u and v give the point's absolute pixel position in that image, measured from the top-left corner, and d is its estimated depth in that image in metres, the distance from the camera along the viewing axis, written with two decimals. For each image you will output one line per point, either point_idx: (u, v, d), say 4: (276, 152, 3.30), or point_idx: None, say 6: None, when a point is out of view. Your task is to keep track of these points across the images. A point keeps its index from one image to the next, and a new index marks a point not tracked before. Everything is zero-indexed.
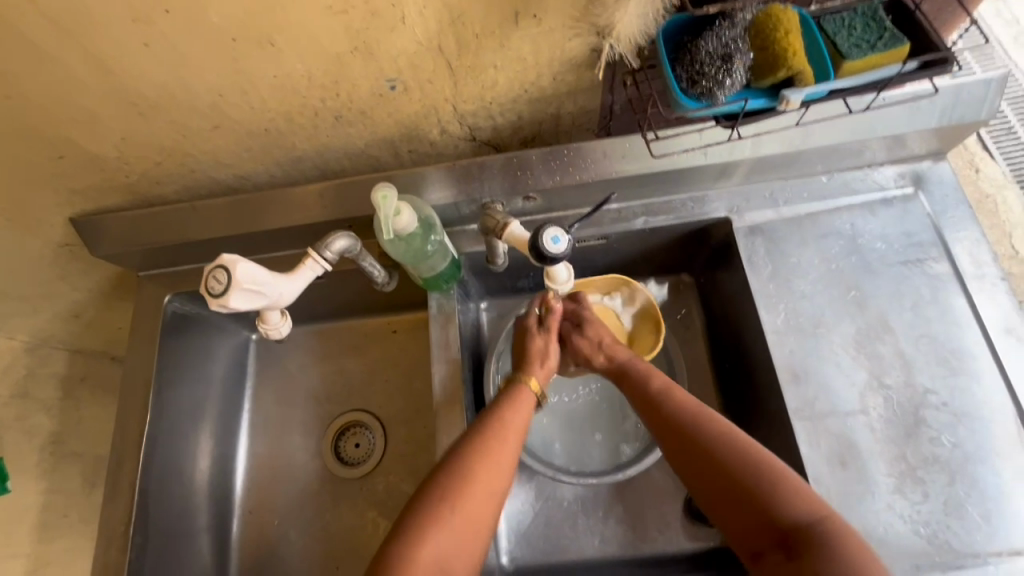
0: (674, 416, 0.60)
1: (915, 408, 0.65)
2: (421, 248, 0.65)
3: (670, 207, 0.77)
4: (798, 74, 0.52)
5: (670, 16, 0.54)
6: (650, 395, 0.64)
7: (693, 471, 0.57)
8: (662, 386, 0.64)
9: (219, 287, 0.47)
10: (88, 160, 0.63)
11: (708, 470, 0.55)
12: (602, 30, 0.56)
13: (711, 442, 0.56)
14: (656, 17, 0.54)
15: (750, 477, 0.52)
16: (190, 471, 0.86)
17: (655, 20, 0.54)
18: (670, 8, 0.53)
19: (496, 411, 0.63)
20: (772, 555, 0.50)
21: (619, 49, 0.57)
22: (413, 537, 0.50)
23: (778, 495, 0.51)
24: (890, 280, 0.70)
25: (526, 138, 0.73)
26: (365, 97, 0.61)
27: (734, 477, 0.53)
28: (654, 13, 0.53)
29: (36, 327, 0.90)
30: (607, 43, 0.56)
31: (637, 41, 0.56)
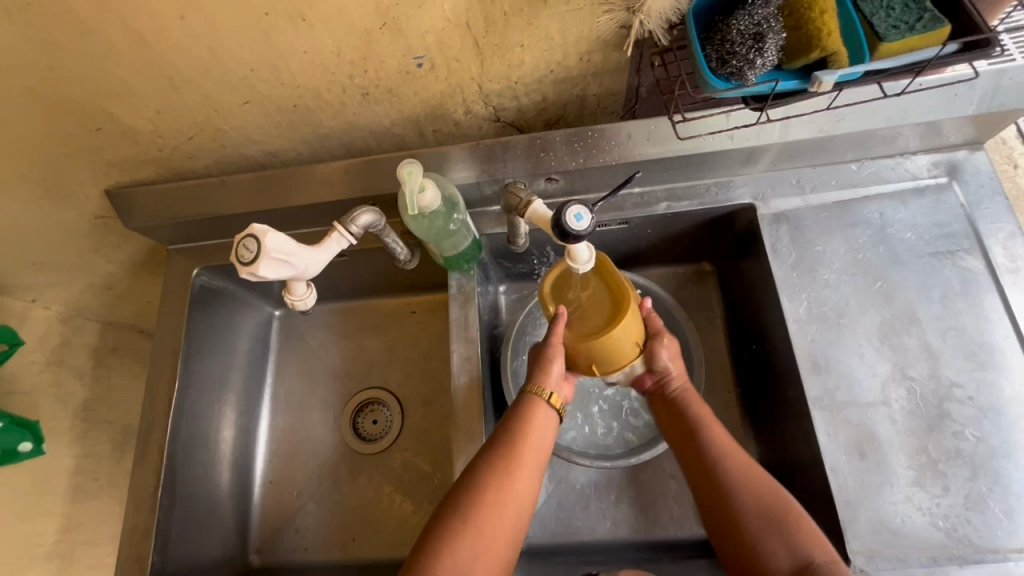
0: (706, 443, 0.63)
1: (939, 401, 0.63)
2: (444, 227, 0.66)
3: (694, 192, 0.76)
4: (832, 55, 0.51)
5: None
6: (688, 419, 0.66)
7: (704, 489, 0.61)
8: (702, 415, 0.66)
9: (248, 256, 0.48)
10: (124, 132, 0.65)
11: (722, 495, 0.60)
12: (633, 5, 0.54)
13: (737, 478, 0.60)
14: None
15: (771, 518, 0.56)
16: (215, 440, 0.88)
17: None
18: None
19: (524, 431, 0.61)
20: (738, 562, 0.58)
21: (649, 25, 0.56)
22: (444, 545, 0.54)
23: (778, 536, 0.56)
24: (918, 272, 0.69)
25: (549, 120, 0.73)
26: (392, 75, 0.61)
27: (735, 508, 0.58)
28: None
29: (71, 296, 0.93)
30: (637, 19, 0.54)
31: (669, 15, 0.54)
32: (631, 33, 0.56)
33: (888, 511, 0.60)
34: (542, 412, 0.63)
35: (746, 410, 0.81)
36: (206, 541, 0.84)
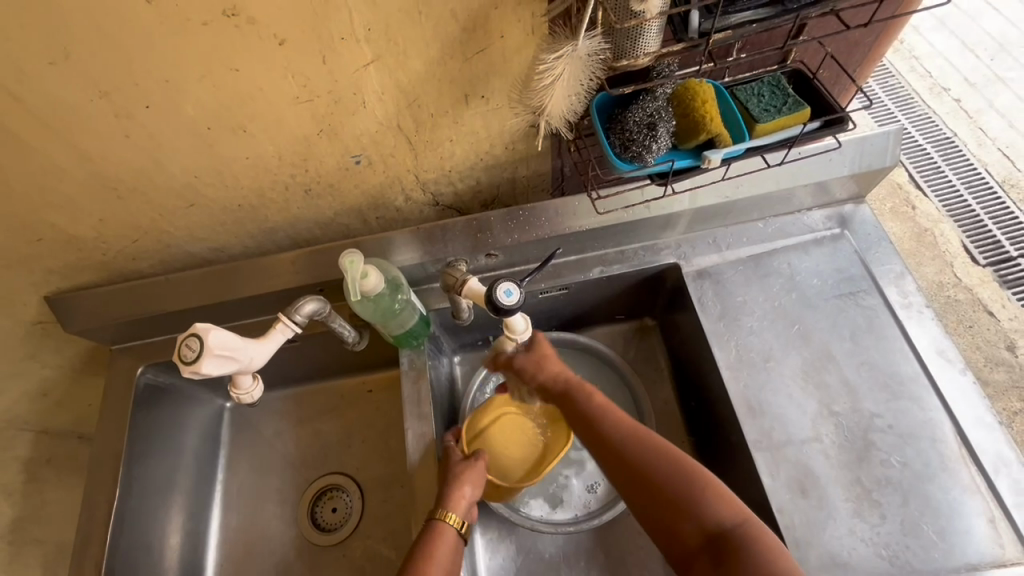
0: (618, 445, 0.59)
1: (864, 432, 0.68)
2: (389, 307, 0.68)
3: (624, 256, 0.83)
4: (716, 136, 0.59)
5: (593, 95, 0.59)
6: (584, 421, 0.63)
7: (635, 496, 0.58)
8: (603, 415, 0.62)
9: (191, 354, 0.48)
10: (66, 240, 0.66)
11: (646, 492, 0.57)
12: (535, 109, 0.61)
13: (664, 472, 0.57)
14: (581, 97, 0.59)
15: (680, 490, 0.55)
16: (161, 548, 0.83)
17: (580, 100, 0.59)
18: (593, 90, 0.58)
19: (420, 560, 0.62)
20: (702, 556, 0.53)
21: (553, 125, 0.60)
22: None
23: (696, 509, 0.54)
24: (829, 313, 0.76)
25: (485, 201, 0.79)
26: (333, 171, 0.66)
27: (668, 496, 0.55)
28: (579, 94, 0.58)
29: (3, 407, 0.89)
30: (540, 120, 0.59)
31: (567, 116, 0.60)
32: (538, 132, 0.61)
33: (834, 545, 0.62)
34: (446, 541, 0.64)
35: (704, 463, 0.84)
36: None
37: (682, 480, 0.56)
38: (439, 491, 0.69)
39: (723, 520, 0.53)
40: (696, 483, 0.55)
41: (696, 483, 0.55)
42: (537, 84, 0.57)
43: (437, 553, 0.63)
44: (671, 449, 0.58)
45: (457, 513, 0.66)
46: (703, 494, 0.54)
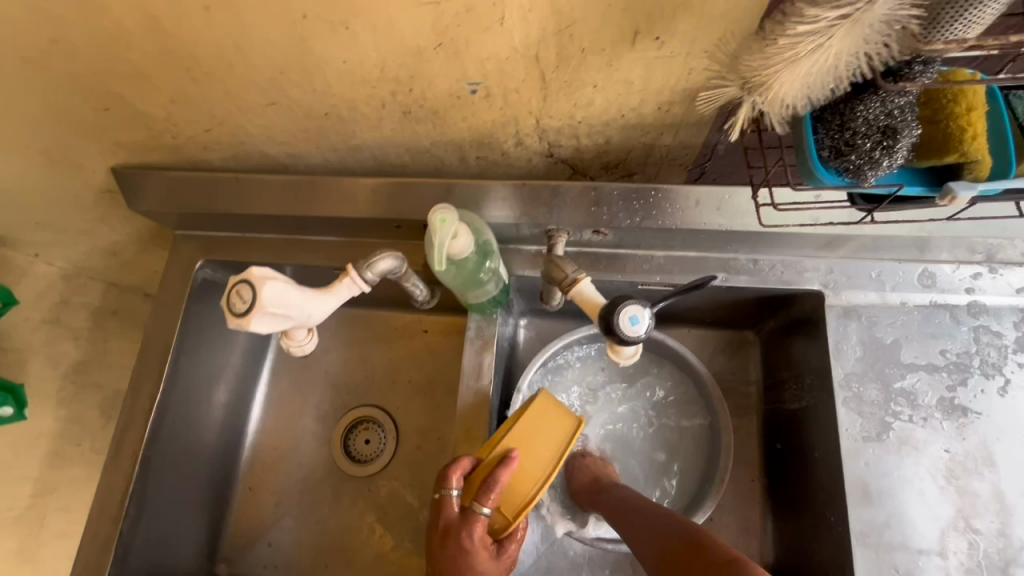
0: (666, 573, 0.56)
1: (1004, 563, 0.55)
2: (473, 276, 0.57)
3: (755, 267, 0.67)
4: (971, 162, 0.42)
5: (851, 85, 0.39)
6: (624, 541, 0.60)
7: None
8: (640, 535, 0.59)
9: (241, 307, 0.40)
10: (134, 115, 0.58)
11: None
12: (751, 83, 0.41)
13: None
14: (834, 84, 0.39)
15: None
16: (198, 442, 0.82)
17: (824, 88, 0.39)
18: (856, 77, 0.38)
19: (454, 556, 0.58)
20: None
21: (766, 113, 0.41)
22: None
23: None
24: (1003, 405, 0.60)
25: (607, 164, 0.65)
26: (441, 97, 0.53)
27: None
28: (834, 77, 0.38)
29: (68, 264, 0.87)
30: (752, 101, 0.40)
31: (793, 107, 0.41)
32: (738, 116, 0.42)
33: None
34: None
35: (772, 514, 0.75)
36: (179, 545, 0.79)
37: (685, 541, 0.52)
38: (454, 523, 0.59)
39: None
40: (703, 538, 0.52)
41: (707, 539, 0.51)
42: (773, 45, 0.38)
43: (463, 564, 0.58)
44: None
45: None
46: None
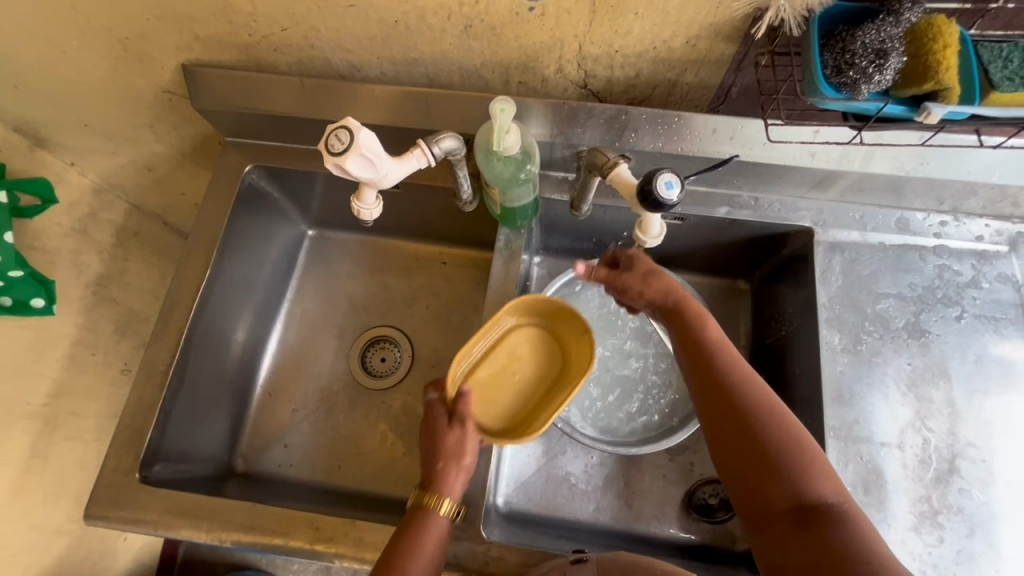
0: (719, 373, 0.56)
1: (951, 456, 0.64)
2: (514, 176, 0.65)
3: (756, 204, 0.76)
4: (944, 90, 0.51)
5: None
6: (691, 341, 0.60)
7: (743, 473, 0.51)
8: (718, 351, 0.58)
9: (339, 146, 0.47)
10: (221, 7, 0.64)
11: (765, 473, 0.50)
12: None
13: (789, 473, 0.49)
14: None
15: (780, 455, 0.50)
16: (229, 338, 0.88)
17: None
18: None
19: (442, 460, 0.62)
20: (781, 521, 0.49)
21: (787, 13, 0.53)
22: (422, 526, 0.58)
23: (787, 485, 0.49)
24: (960, 330, 0.69)
25: (633, 100, 0.73)
26: (501, 13, 0.61)
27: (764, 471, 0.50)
28: None
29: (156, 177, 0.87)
30: (778, 4, 0.52)
31: (809, 7, 0.52)
32: (765, 18, 0.54)
33: None
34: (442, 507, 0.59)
35: None
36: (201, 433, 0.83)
37: (784, 444, 0.51)
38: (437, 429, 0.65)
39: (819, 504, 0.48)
40: (801, 450, 0.50)
41: (807, 454, 0.50)
42: None
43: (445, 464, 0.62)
44: (764, 397, 0.54)
45: (450, 498, 0.60)
46: (812, 474, 0.49)
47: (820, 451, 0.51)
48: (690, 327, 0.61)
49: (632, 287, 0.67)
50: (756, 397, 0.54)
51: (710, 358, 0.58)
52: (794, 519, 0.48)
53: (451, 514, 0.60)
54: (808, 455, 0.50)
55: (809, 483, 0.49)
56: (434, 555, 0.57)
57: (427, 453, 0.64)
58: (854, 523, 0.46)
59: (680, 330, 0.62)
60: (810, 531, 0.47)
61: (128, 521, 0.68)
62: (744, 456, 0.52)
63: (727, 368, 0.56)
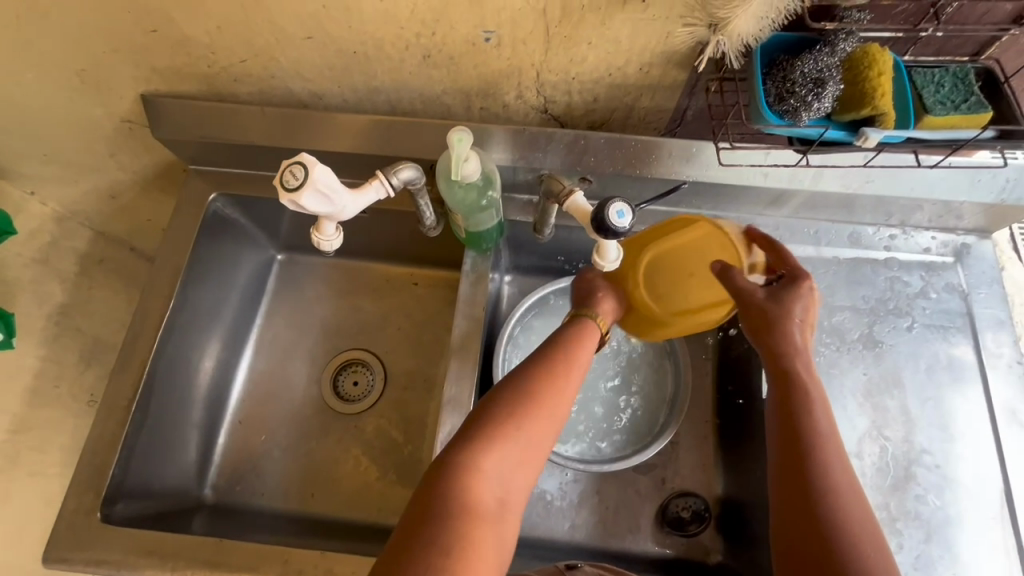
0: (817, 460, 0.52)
1: (907, 463, 0.66)
2: (476, 202, 0.66)
3: (715, 222, 0.78)
4: (881, 115, 0.53)
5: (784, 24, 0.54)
6: (793, 420, 0.54)
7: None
8: (823, 440, 0.53)
9: (294, 182, 0.48)
10: (179, 40, 0.65)
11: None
12: (715, 22, 0.55)
13: None
14: (773, 20, 0.53)
15: (857, 565, 0.46)
16: (196, 367, 0.86)
17: (769, 27, 0.54)
18: (788, 15, 0.53)
19: (563, 347, 0.60)
20: None
21: (727, 46, 0.56)
22: (494, 419, 0.52)
23: None
24: (912, 339, 0.72)
25: (593, 123, 0.75)
26: (458, 43, 0.62)
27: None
28: (772, 16, 0.53)
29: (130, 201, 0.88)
30: (717, 38, 0.55)
31: (747, 41, 0.55)
32: (706, 50, 0.57)
33: None
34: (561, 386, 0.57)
35: (725, 449, 0.85)
36: (167, 465, 0.81)
37: (863, 541, 0.48)
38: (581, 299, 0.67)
39: None
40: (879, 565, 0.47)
41: (885, 570, 0.47)
42: None
43: (579, 351, 0.60)
44: (855, 501, 0.50)
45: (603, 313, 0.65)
46: None
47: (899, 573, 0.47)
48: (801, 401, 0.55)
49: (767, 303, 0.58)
50: (843, 497, 0.50)
51: (810, 440, 0.53)
52: None
53: (602, 328, 0.63)
54: (868, 526, 0.49)
55: (864, 539, 0.48)
56: (583, 371, 0.59)
57: (580, 296, 0.67)
58: None
59: (780, 390, 0.56)
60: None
61: (90, 561, 0.66)
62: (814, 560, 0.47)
63: (834, 460, 0.52)
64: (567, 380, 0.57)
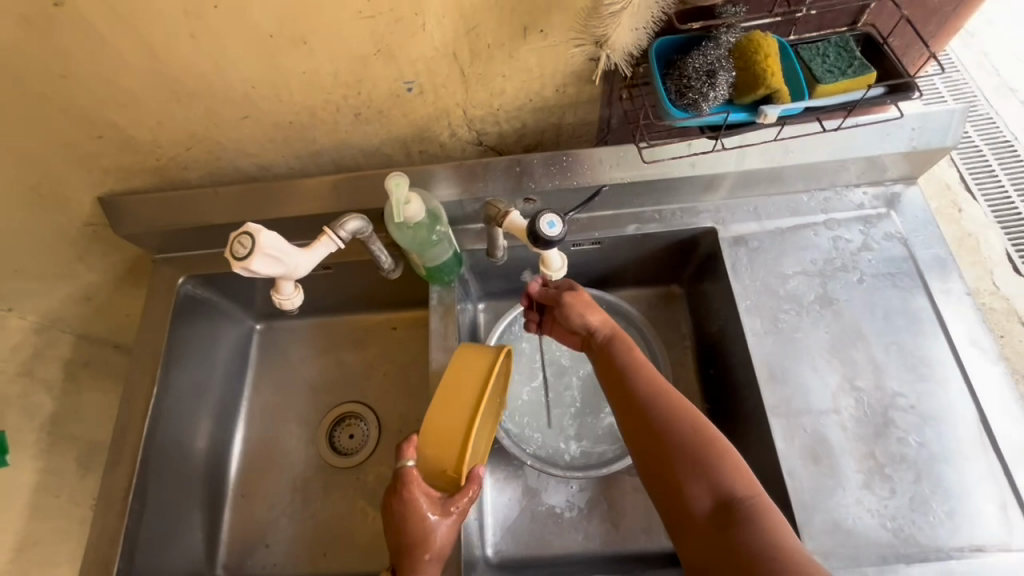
0: (640, 391, 0.63)
1: (884, 409, 0.68)
2: (427, 239, 0.69)
3: (661, 216, 0.82)
4: (775, 92, 0.58)
5: (656, 28, 0.59)
6: (612, 365, 0.67)
7: (660, 481, 0.58)
8: (645, 376, 0.64)
9: (242, 251, 0.50)
10: (125, 140, 0.69)
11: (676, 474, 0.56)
12: (598, 40, 0.60)
13: (702, 479, 0.55)
14: (645, 27, 0.59)
15: (694, 453, 0.56)
16: (190, 448, 0.87)
17: (647, 34, 0.60)
18: (657, 19, 0.58)
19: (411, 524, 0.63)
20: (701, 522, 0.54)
21: (614, 59, 0.61)
22: None
23: (700, 485, 0.55)
24: (865, 291, 0.75)
25: (528, 146, 0.79)
26: (384, 97, 0.67)
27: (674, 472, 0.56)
28: (643, 24, 0.58)
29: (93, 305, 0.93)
30: (603, 54, 0.60)
31: (630, 50, 0.61)
32: (599, 65, 0.62)
33: (840, 512, 0.63)
34: None
35: None
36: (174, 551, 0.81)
37: (688, 439, 0.58)
38: (401, 554, 0.63)
39: (734, 491, 0.54)
40: (710, 449, 0.56)
41: (714, 452, 0.56)
42: (602, 11, 0.57)
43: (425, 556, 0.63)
44: (697, 416, 0.60)
45: None
46: (715, 467, 0.55)
47: (727, 449, 0.57)
48: (617, 354, 0.68)
49: (574, 307, 0.72)
50: (674, 414, 0.60)
51: (635, 376, 0.64)
52: (713, 517, 0.54)
53: None
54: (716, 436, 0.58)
55: (714, 448, 0.57)
56: (439, 556, 0.63)
57: (399, 530, 0.63)
58: (760, 512, 0.52)
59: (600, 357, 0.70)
60: (727, 537, 0.52)
61: None
62: (662, 467, 0.58)
63: (643, 389, 0.63)
64: (423, 549, 0.62)
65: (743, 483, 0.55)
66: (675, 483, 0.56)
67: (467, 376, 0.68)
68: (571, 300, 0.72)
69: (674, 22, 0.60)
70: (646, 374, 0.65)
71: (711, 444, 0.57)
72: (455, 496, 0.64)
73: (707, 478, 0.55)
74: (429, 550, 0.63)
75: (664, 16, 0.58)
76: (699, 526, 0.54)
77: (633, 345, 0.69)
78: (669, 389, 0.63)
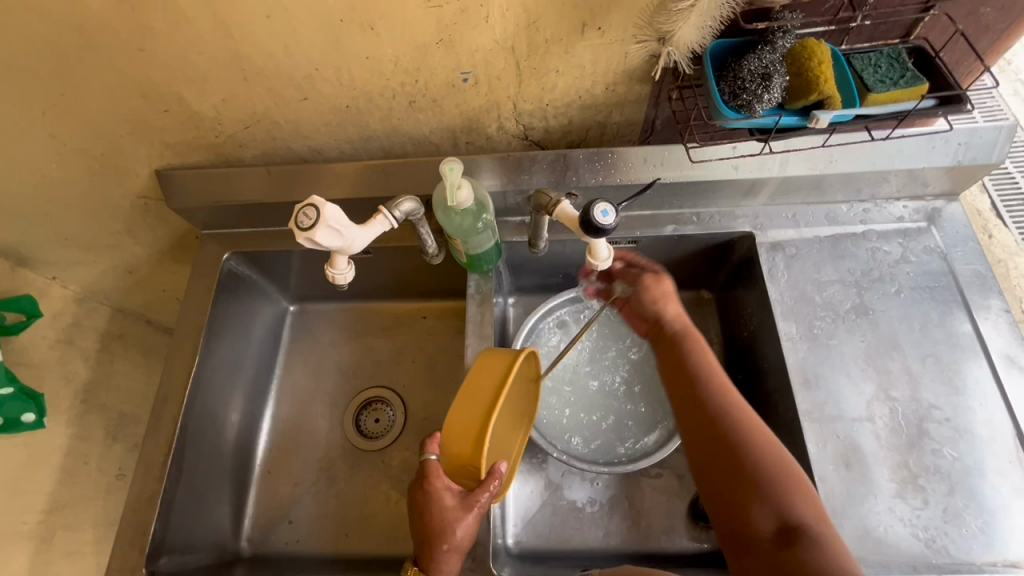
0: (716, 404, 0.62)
1: (918, 420, 0.68)
2: (472, 226, 0.71)
3: (699, 219, 0.83)
4: (827, 98, 0.59)
5: (721, 28, 0.61)
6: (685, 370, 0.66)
7: (724, 497, 0.57)
8: (721, 389, 0.63)
9: (308, 222, 0.53)
10: (188, 115, 0.72)
11: (745, 491, 0.55)
12: (663, 36, 0.62)
13: (772, 501, 0.54)
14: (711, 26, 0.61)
15: (765, 474, 0.56)
16: (223, 421, 0.89)
17: (710, 33, 0.62)
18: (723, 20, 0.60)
19: (431, 510, 0.64)
20: (761, 543, 0.53)
21: (676, 56, 0.63)
22: None
23: (766, 507, 0.54)
24: (903, 303, 0.75)
25: (571, 143, 0.81)
26: (439, 86, 0.69)
27: (742, 489, 0.56)
28: (709, 23, 0.60)
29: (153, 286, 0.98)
30: (665, 49, 0.62)
31: (692, 48, 0.63)
32: (659, 61, 0.64)
33: (872, 519, 0.63)
34: None
35: None
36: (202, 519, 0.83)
37: (760, 460, 0.56)
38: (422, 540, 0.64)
39: (804, 518, 0.53)
40: (783, 473, 0.56)
41: (788, 477, 0.55)
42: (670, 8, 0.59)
43: (446, 549, 0.63)
44: (772, 439, 0.58)
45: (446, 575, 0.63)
46: (788, 491, 0.54)
47: (802, 478, 0.56)
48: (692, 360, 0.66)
49: (651, 292, 0.73)
50: (747, 431, 0.59)
51: (709, 387, 0.63)
52: (775, 539, 0.53)
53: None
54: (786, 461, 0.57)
55: (787, 475, 0.56)
56: (462, 550, 0.64)
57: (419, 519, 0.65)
58: (828, 543, 0.51)
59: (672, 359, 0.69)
60: (792, 563, 0.50)
61: None
62: (730, 482, 0.57)
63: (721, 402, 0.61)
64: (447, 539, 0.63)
65: (814, 512, 0.53)
66: (741, 500, 0.55)
67: (489, 372, 0.64)
68: (652, 285, 0.73)
69: (737, 25, 0.62)
70: (723, 386, 0.64)
71: (787, 471, 0.56)
72: (476, 491, 0.63)
73: (778, 500, 0.54)
74: (447, 541, 0.63)
75: (730, 17, 0.60)
76: (758, 546, 0.53)
77: (708, 352, 0.68)
78: (743, 403, 0.62)
